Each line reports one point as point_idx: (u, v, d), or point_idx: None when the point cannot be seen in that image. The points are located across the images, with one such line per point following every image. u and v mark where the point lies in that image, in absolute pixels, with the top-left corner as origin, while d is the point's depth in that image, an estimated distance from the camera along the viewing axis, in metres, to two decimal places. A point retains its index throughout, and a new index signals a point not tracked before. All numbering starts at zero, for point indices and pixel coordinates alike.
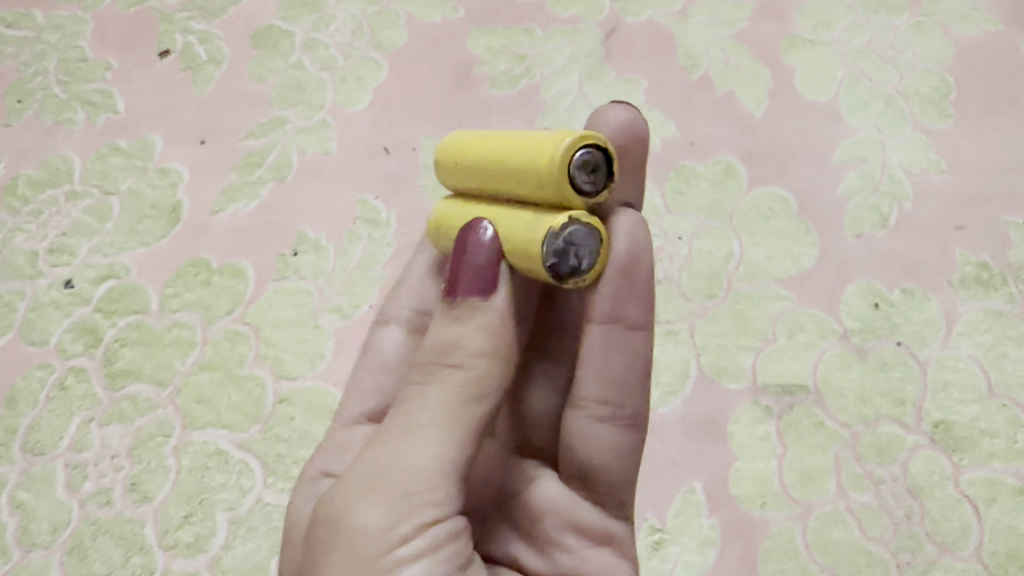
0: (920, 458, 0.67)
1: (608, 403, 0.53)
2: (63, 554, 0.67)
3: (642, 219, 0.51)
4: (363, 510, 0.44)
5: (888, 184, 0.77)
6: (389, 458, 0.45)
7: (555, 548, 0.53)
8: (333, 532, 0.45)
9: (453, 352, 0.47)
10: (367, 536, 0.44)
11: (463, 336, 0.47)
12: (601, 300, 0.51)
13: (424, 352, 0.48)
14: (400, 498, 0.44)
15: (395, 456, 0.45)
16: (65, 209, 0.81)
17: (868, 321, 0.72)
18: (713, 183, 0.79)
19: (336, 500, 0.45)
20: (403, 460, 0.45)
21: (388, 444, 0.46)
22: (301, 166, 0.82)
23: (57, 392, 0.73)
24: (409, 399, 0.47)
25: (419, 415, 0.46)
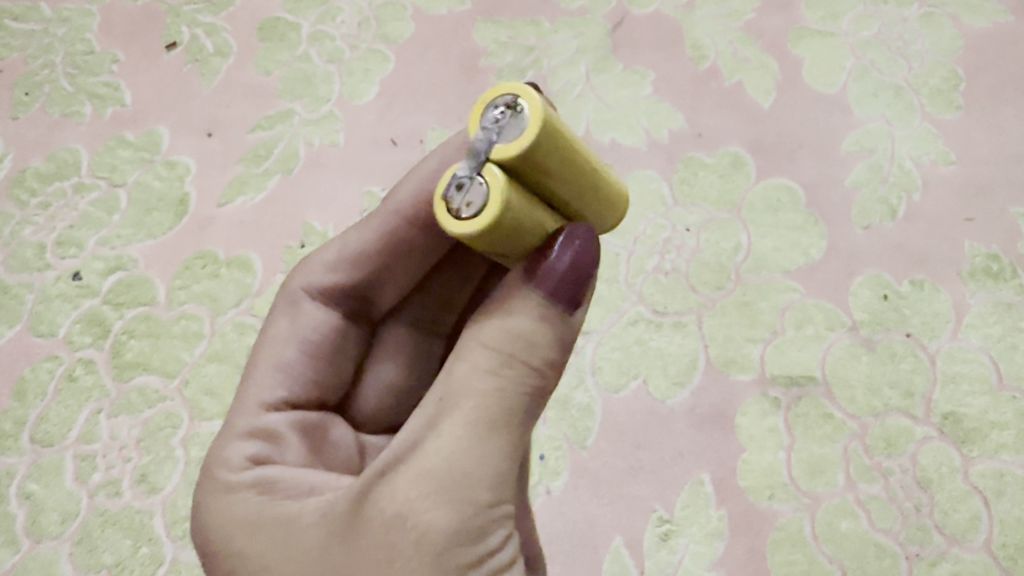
0: (929, 450, 0.66)
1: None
2: (73, 544, 0.67)
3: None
4: (439, 520, 0.38)
5: (897, 175, 0.77)
6: (469, 460, 0.39)
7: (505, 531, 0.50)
8: (399, 540, 0.38)
9: (534, 349, 0.41)
10: (449, 548, 0.38)
11: (545, 339, 0.42)
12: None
13: (489, 338, 0.41)
14: (481, 506, 0.39)
15: (474, 461, 0.39)
16: (73, 202, 0.82)
17: (877, 313, 0.72)
18: (721, 175, 0.79)
19: (396, 497, 0.39)
20: (486, 464, 0.39)
21: (466, 441, 0.39)
22: (308, 158, 0.82)
23: (65, 383, 0.73)
24: (478, 389, 0.40)
25: (498, 411, 0.40)
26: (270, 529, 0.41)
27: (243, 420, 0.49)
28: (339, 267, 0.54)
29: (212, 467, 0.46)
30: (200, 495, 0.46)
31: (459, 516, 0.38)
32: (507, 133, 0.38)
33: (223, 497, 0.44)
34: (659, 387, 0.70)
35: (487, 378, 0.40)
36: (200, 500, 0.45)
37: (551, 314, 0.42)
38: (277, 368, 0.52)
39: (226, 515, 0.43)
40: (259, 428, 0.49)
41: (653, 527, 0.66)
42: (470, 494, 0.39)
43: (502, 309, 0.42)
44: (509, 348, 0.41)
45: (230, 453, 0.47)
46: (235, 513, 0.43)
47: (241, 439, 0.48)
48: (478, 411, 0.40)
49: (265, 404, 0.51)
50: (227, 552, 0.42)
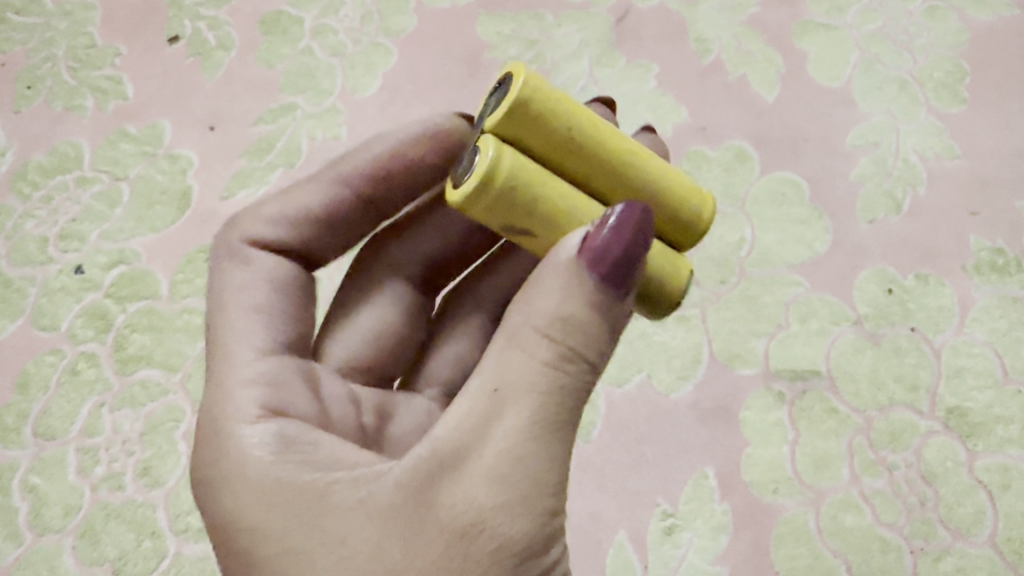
0: (933, 444, 0.66)
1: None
2: (75, 538, 0.67)
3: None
4: (506, 526, 0.37)
5: (902, 169, 0.77)
6: (536, 465, 0.38)
7: None
8: (466, 548, 0.37)
9: (591, 343, 0.39)
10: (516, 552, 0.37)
11: (603, 335, 0.40)
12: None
13: (546, 326, 0.39)
14: (545, 510, 0.38)
15: (540, 465, 0.38)
16: (75, 195, 0.81)
17: (881, 307, 0.71)
18: (724, 169, 0.78)
19: (459, 499, 0.37)
20: (550, 470, 0.38)
21: (531, 445, 0.38)
22: (311, 151, 0.82)
23: (67, 376, 0.73)
24: (546, 384, 0.38)
25: (564, 410, 0.39)
26: (307, 510, 0.39)
27: (242, 363, 0.46)
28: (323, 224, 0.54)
29: (226, 422, 0.44)
30: (210, 454, 0.43)
31: (525, 524, 0.37)
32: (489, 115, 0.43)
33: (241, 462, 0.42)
34: (663, 381, 0.70)
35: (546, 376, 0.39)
36: (206, 446, 0.44)
37: (608, 304, 0.40)
38: (256, 311, 0.49)
39: (243, 485, 0.41)
40: (263, 373, 0.46)
41: (657, 521, 0.65)
42: (536, 499, 0.38)
43: (554, 294, 0.39)
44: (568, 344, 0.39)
45: (240, 401, 0.44)
46: (260, 488, 0.41)
47: (246, 386, 0.45)
48: (541, 412, 0.38)
49: (262, 348, 0.47)
50: (261, 532, 0.39)
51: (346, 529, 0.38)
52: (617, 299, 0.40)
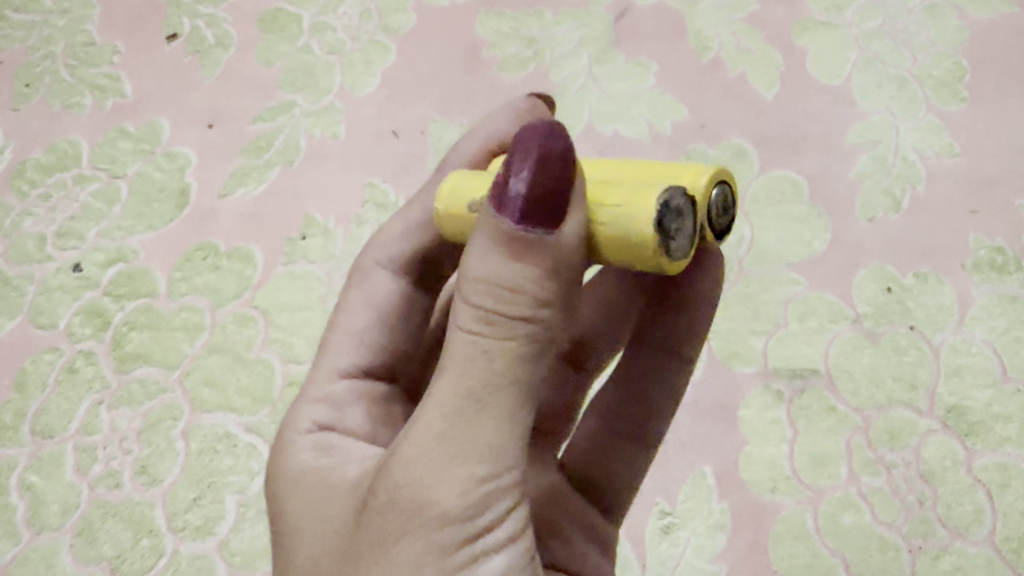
0: (932, 443, 0.66)
1: (636, 421, 0.56)
2: (73, 536, 0.67)
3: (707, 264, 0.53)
4: (438, 503, 0.36)
5: (901, 167, 0.77)
6: (462, 438, 0.36)
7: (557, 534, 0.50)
8: (388, 523, 0.37)
9: (516, 295, 0.36)
10: (442, 526, 0.36)
11: (539, 283, 0.36)
12: (655, 327, 0.55)
13: (467, 291, 0.37)
14: (476, 482, 0.36)
15: (469, 436, 0.36)
16: (73, 193, 0.81)
17: (880, 305, 0.71)
18: (723, 167, 0.78)
19: (394, 481, 0.37)
20: (481, 440, 0.36)
21: (453, 418, 0.36)
22: (309, 149, 0.82)
23: (65, 374, 0.73)
24: (470, 352, 0.36)
25: (490, 375, 0.36)
26: (312, 500, 0.43)
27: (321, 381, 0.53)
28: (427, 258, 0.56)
29: (286, 427, 0.50)
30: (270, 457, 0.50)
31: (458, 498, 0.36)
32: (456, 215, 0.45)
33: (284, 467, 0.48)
34: None
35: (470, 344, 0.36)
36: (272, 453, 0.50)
37: (529, 249, 0.36)
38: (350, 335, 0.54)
39: (281, 479, 0.47)
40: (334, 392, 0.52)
41: (655, 520, 0.65)
42: (468, 473, 0.36)
43: (475, 251, 0.37)
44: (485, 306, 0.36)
45: (305, 410, 0.51)
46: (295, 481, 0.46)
47: (311, 402, 0.51)
48: (464, 383, 0.36)
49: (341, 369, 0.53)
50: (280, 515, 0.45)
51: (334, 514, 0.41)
52: (538, 239, 0.36)
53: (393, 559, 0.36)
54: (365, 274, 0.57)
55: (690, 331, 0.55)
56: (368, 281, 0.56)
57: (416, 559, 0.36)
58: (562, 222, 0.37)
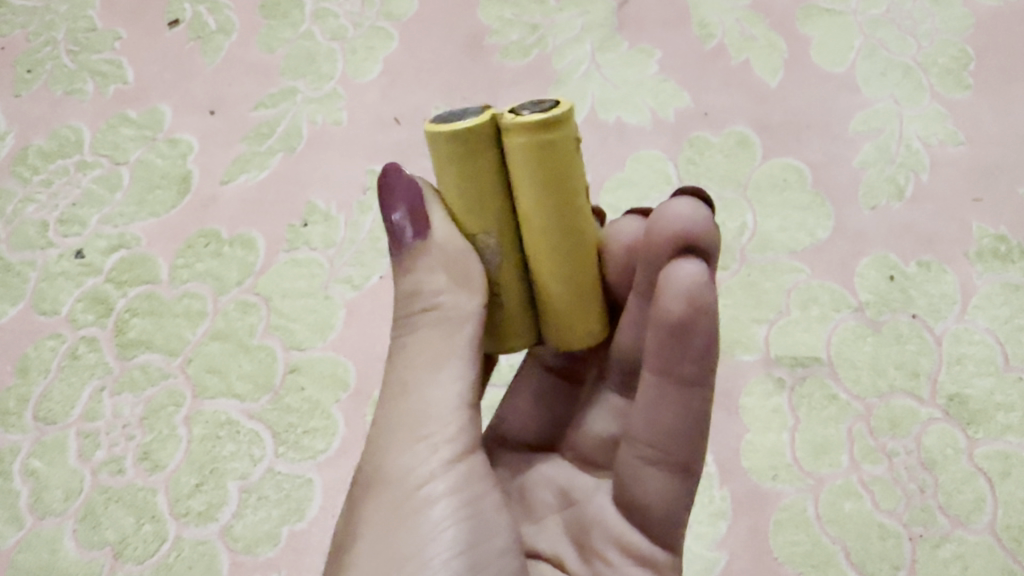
0: (934, 431, 0.65)
1: (655, 447, 0.49)
2: (76, 521, 0.67)
3: (706, 275, 0.44)
4: (389, 466, 0.44)
5: (905, 155, 0.77)
6: (401, 409, 0.45)
7: (596, 559, 0.52)
8: (361, 494, 0.45)
9: (417, 300, 0.45)
10: (395, 483, 0.44)
11: (438, 280, 0.44)
12: (650, 351, 0.47)
13: (399, 307, 0.47)
14: (415, 441, 0.44)
15: (405, 408, 0.45)
16: (75, 179, 0.81)
17: (883, 294, 0.71)
18: (726, 155, 0.78)
19: (367, 454, 0.46)
20: (414, 407, 0.44)
21: (390, 405, 0.46)
22: (311, 136, 0.82)
23: (68, 361, 0.73)
24: (398, 351, 0.46)
25: (409, 363, 0.45)
26: None
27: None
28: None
29: None
30: None
31: (406, 456, 0.44)
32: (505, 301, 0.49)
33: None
34: None
35: (403, 343, 0.46)
36: None
37: (414, 259, 0.45)
38: None
39: None
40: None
41: None
42: (408, 434, 0.44)
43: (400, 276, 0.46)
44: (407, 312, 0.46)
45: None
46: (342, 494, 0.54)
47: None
48: (397, 377, 0.46)
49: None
50: None
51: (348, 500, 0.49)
52: (416, 250, 0.45)
53: (364, 511, 0.44)
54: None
55: (700, 352, 0.46)
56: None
57: (380, 507, 0.44)
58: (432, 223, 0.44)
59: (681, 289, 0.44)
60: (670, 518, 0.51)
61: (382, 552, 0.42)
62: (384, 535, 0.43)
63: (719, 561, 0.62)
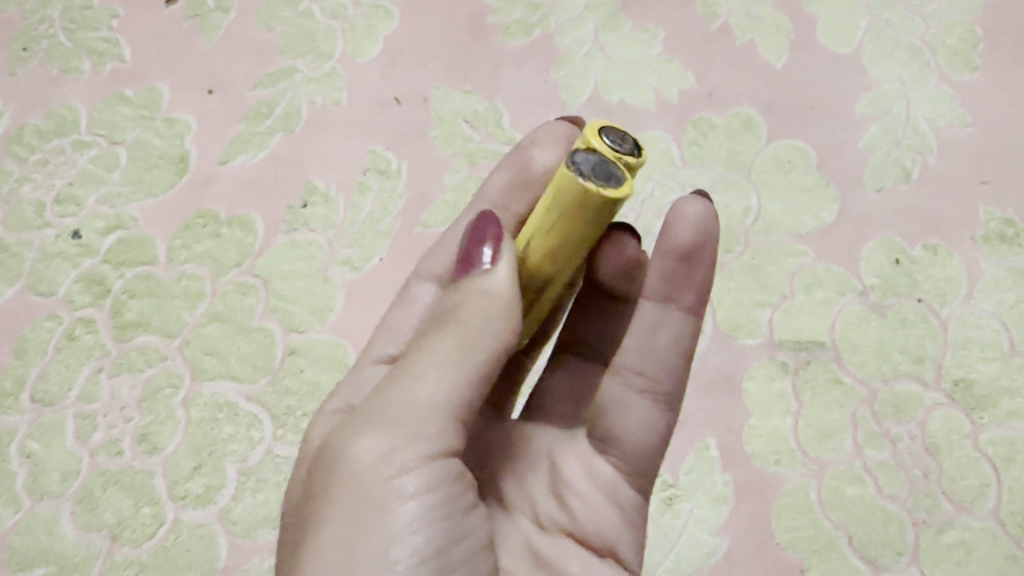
0: (938, 417, 0.65)
1: (645, 374, 0.48)
2: (74, 503, 0.66)
3: (714, 210, 0.47)
4: (370, 449, 0.42)
5: (911, 137, 0.76)
6: (397, 394, 0.43)
7: (568, 496, 0.50)
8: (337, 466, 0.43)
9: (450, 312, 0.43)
10: (371, 469, 0.42)
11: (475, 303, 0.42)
12: (653, 277, 0.47)
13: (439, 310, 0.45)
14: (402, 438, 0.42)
15: (401, 393, 0.43)
16: (72, 159, 0.80)
17: (888, 277, 0.70)
18: (731, 136, 0.77)
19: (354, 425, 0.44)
20: (407, 396, 0.42)
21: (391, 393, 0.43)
22: (310, 116, 0.81)
23: (65, 342, 0.72)
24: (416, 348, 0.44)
25: (421, 361, 0.43)
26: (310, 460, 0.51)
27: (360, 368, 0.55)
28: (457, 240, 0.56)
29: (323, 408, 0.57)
30: None
31: (387, 436, 0.42)
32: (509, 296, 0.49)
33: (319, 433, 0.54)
34: None
35: (426, 340, 0.44)
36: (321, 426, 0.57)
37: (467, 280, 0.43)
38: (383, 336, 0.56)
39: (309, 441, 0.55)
40: (362, 377, 0.54)
41: (657, 492, 0.63)
42: (394, 418, 0.42)
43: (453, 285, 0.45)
44: (440, 314, 0.44)
45: (340, 396, 0.54)
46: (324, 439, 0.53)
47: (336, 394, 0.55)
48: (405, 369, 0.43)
49: (377, 358, 0.55)
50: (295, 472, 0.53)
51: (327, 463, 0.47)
52: (475, 274, 0.43)
53: (336, 487, 0.43)
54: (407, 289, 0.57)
55: (700, 283, 0.47)
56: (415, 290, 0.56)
57: (349, 480, 0.42)
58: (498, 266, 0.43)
59: (687, 219, 0.46)
60: (647, 460, 0.50)
61: (344, 540, 0.41)
62: (349, 515, 0.42)
63: (719, 546, 0.61)
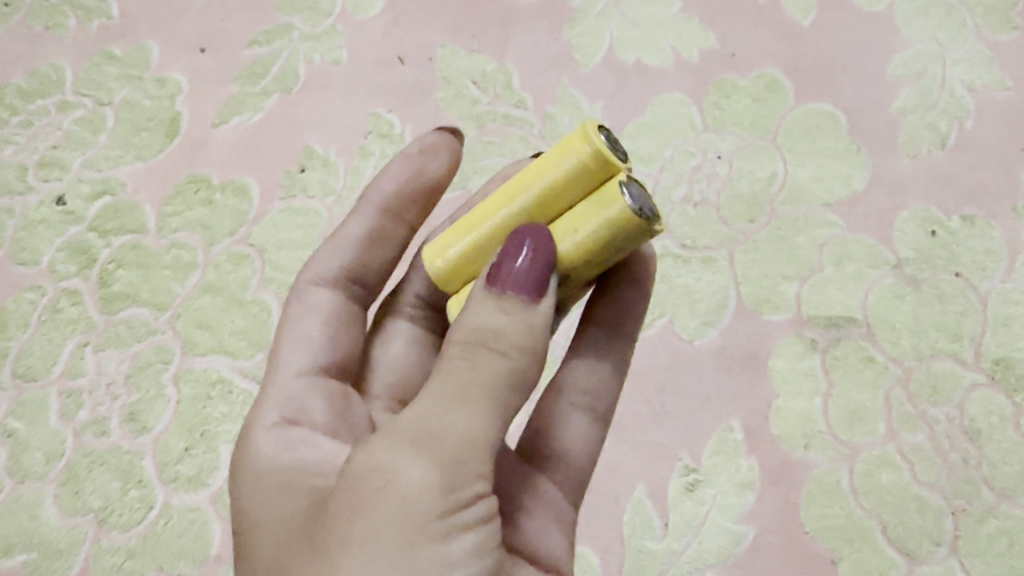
0: (977, 398, 0.61)
1: (590, 393, 0.47)
2: (57, 486, 0.63)
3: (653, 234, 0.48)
4: (410, 485, 0.33)
5: (948, 100, 0.71)
6: (429, 428, 0.34)
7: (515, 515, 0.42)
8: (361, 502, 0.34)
9: (496, 339, 0.35)
10: (414, 512, 0.33)
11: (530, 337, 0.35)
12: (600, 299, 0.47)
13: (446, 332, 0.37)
14: (454, 474, 0.34)
15: (435, 428, 0.34)
16: (56, 121, 0.76)
17: (924, 250, 0.66)
18: (755, 99, 0.73)
19: (361, 460, 0.35)
20: (449, 431, 0.34)
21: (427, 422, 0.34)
22: (309, 76, 0.76)
23: (48, 315, 0.68)
24: (453, 370, 0.35)
25: (468, 386, 0.35)
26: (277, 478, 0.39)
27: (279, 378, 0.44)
28: (347, 246, 0.48)
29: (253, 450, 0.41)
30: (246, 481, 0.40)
31: (427, 476, 0.34)
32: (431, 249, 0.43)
33: (247, 459, 0.41)
34: (687, 326, 0.64)
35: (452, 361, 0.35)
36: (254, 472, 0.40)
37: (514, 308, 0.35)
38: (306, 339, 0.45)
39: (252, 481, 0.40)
40: (290, 392, 0.43)
41: (679, 477, 0.60)
42: (435, 456, 0.34)
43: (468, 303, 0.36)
44: (465, 339, 0.35)
45: (266, 406, 0.43)
46: (256, 473, 0.40)
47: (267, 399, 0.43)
48: (446, 393, 0.35)
49: (300, 369, 0.44)
50: (240, 501, 0.40)
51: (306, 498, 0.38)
52: (520, 305, 0.35)
53: (362, 528, 0.33)
54: (294, 294, 0.47)
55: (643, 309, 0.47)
56: (309, 295, 0.47)
57: (384, 528, 0.33)
58: (539, 301, 0.36)
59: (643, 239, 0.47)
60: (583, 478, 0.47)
61: None
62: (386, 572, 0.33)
63: (745, 535, 0.58)
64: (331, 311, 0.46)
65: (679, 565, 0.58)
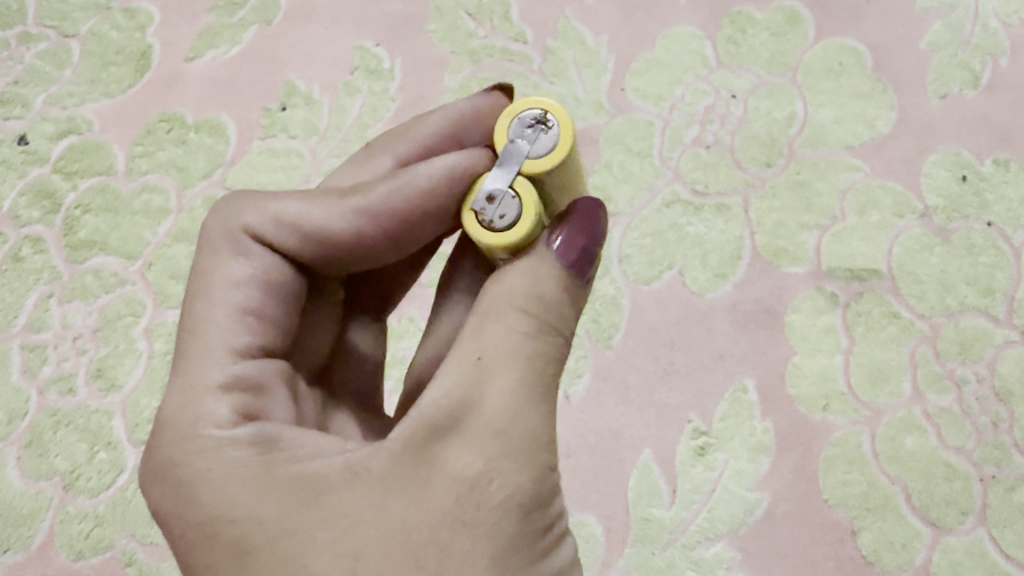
0: (1010, 357, 0.56)
1: None
2: (21, 448, 0.58)
3: None
4: (511, 490, 0.31)
5: (982, 36, 0.65)
6: (515, 426, 0.32)
7: None
8: (469, 512, 0.30)
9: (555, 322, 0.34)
10: (518, 522, 0.31)
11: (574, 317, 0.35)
12: None
13: (481, 310, 0.34)
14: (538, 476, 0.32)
15: (519, 427, 0.32)
16: (17, 54, 0.70)
17: (954, 197, 0.61)
18: (773, 33, 0.67)
19: (443, 465, 0.31)
20: (535, 431, 0.32)
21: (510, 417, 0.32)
22: (290, 7, 0.70)
23: (10, 264, 0.63)
24: (521, 358, 0.33)
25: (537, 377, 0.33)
26: (293, 489, 0.31)
27: (209, 367, 0.36)
28: (305, 228, 0.39)
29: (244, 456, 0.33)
30: (251, 494, 0.32)
31: (527, 486, 0.32)
32: (537, 147, 0.35)
33: (224, 460, 0.33)
34: (696, 279, 0.60)
35: (511, 341, 0.33)
36: (254, 482, 0.32)
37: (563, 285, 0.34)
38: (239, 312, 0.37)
39: (262, 493, 0.32)
40: (236, 378, 0.35)
41: (688, 441, 0.56)
42: (526, 459, 0.32)
43: (505, 275, 0.34)
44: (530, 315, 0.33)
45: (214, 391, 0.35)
46: (249, 480, 0.32)
47: (217, 392, 0.35)
48: (522, 382, 0.32)
49: (236, 351, 0.36)
50: (242, 518, 0.31)
51: (343, 505, 0.31)
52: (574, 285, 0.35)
53: (471, 542, 0.30)
54: (217, 243, 0.38)
55: None
56: (250, 249, 0.38)
57: (498, 539, 0.30)
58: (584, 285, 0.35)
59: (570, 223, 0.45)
60: None
61: None
62: None
63: (759, 503, 0.54)
64: (273, 285, 0.38)
65: (689, 535, 0.54)
